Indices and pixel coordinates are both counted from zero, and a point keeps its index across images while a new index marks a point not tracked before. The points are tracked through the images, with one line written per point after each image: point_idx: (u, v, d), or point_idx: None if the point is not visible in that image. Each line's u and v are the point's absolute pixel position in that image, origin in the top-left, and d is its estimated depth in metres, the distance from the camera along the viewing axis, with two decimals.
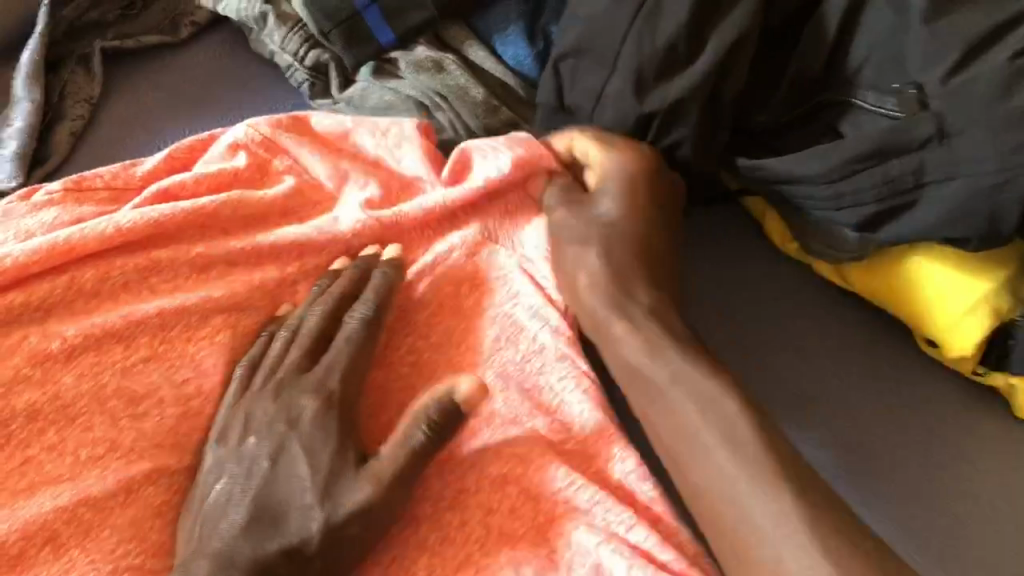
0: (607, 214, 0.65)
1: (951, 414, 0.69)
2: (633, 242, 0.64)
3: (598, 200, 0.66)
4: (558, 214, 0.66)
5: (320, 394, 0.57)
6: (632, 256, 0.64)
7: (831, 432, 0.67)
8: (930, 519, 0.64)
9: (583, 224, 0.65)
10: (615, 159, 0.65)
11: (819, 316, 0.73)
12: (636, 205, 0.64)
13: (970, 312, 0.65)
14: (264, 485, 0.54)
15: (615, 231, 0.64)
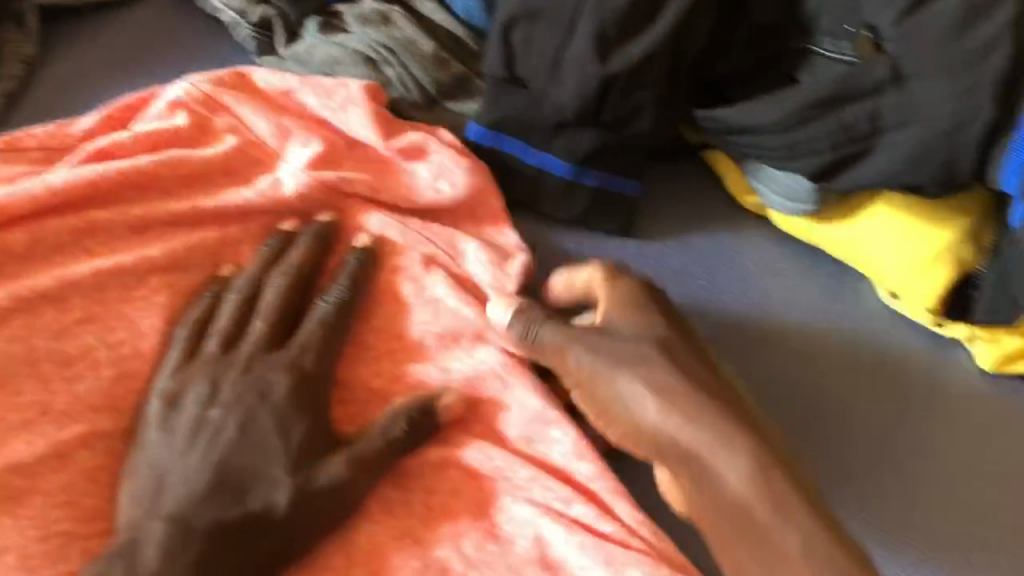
0: (637, 326, 0.58)
1: (916, 377, 0.67)
2: (680, 344, 0.58)
3: (617, 316, 0.59)
4: (582, 340, 0.58)
5: (294, 370, 0.57)
6: (687, 352, 0.58)
7: (789, 385, 0.66)
8: (882, 480, 0.63)
9: (626, 344, 0.57)
10: (624, 275, 0.60)
11: (782, 267, 0.71)
12: (665, 317, 0.59)
13: (930, 265, 0.65)
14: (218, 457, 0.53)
15: (660, 336, 0.58)
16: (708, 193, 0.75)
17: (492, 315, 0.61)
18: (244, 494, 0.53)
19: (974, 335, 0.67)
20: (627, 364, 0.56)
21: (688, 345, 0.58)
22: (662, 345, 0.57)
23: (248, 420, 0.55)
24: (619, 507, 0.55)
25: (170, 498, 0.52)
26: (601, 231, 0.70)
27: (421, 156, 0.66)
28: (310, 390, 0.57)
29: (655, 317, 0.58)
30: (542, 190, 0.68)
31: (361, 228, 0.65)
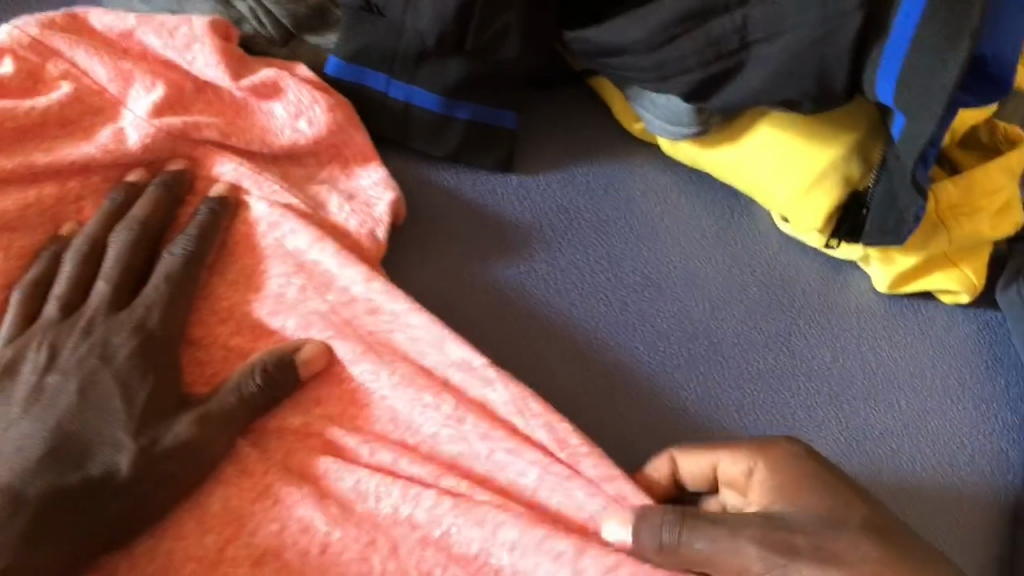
0: (819, 512, 0.47)
1: (807, 303, 0.65)
2: (888, 532, 0.47)
3: (784, 500, 0.48)
4: (758, 538, 0.47)
5: (140, 333, 0.53)
6: (907, 546, 0.46)
7: (673, 315, 0.63)
8: (771, 404, 0.60)
9: (825, 537, 0.46)
10: (786, 448, 0.50)
11: (668, 198, 0.69)
12: (854, 493, 0.48)
13: (815, 187, 0.63)
14: (56, 427, 0.50)
15: (861, 519, 0.47)
16: (595, 119, 0.72)
17: (611, 535, 0.49)
18: (86, 460, 0.49)
19: (868, 256, 0.66)
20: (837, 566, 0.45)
21: (894, 528, 0.47)
22: (869, 530, 0.46)
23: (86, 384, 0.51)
24: (496, 459, 0.52)
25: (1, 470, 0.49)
26: (479, 167, 0.67)
27: (276, 96, 0.62)
28: (156, 349, 0.53)
29: (846, 501, 0.47)
30: (412, 126, 0.65)
31: (216, 170, 0.61)
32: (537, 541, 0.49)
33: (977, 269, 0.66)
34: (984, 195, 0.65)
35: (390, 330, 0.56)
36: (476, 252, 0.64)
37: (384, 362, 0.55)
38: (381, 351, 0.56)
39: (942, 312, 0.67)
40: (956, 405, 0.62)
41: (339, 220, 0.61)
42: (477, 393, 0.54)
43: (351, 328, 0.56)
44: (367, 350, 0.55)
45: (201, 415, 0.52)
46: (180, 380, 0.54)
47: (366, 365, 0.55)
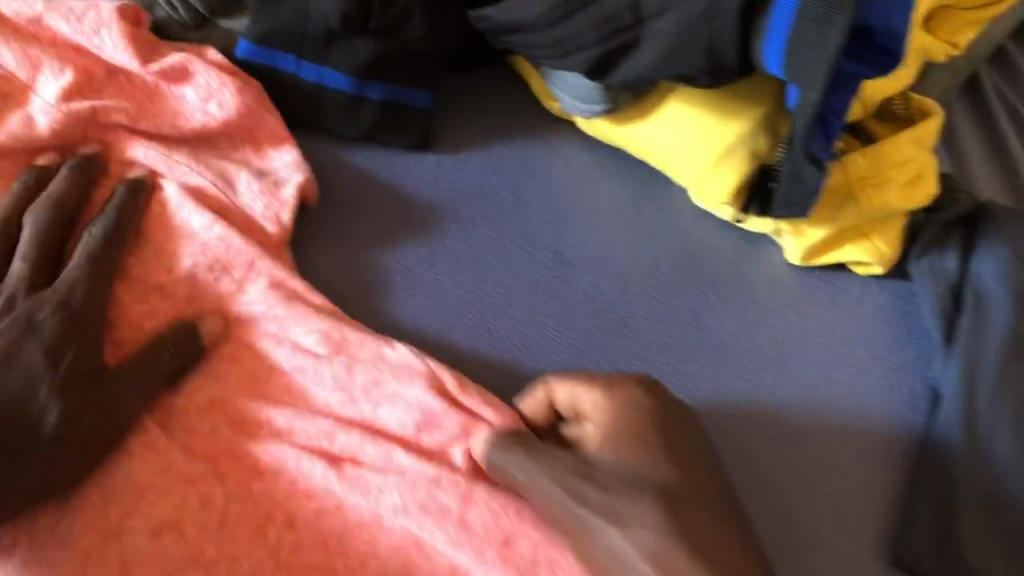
0: (628, 462, 0.49)
1: (718, 277, 0.66)
2: (684, 495, 0.48)
3: (610, 448, 0.50)
4: (568, 482, 0.49)
5: (61, 310, 0.54)
6: (691, 506, 0.47)
7: (585, 289, 0.64)
8: (679, 374, 0.61)
9: (618, 492, 0.48)
10: (627, 399, 0.52)
11: (585, 174, 0.70)
12: (672, 452, 0.50)
13: (721, 162, 0.64)
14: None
15: (661, 482, 0.48)
16: (514, 98, 0.72)
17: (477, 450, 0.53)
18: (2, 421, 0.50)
19: (781, 229, 0.67)
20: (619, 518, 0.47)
21: (690, 488, 0.48)
22: (661, 490, 0.48)
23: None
24: (382, 413, 0.55)
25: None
26: (394, 147, 0.68)
27: (187, 80, 0.63)
28: (65, 328, 0.54)
29: (655, 453, 0.49)
30: (324, 107, 0.66)
31: (128, 154, 0.62)
32: (416, 490, 0.52)
33: (890, 240, 0.66)
34: (894, 165, 0.65)
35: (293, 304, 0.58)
36: (389, 231, 0.65)
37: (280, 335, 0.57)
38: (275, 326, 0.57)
39: (856, 284, 0.68)
40: (864, 373, 0.63)
41: (249, 209, 0.62)
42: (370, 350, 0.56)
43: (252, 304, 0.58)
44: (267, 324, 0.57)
45: (108, 395, 0.53)
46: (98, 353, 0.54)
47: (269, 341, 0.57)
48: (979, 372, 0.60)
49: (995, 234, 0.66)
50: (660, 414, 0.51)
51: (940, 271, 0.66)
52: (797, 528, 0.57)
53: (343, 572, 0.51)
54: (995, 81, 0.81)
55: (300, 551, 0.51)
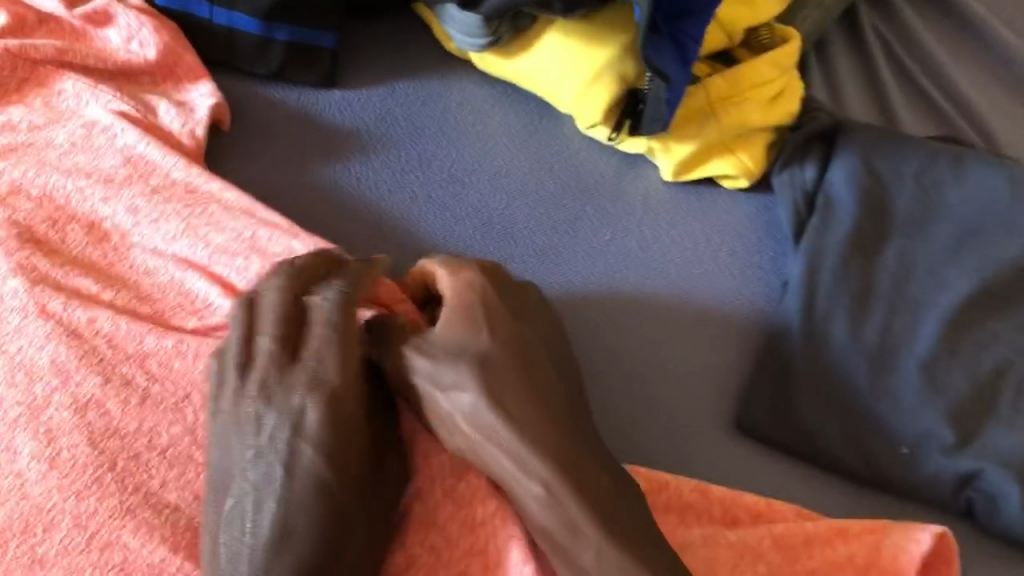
0: (460, 335, 0.56)
1: (596, 191, 0.73)
2: (504, 363, 0.55)
3: (446, 327, 0.57)
4: (414, 364, 0.56)
5: (316, 389, 0.53)
6: (508, 373, 0.55)
7: (472, 205, 0.71)
8: (554, 275, 0.69)
9: (448, 364, 0.55)
10: (465, 283, 0.58)
11: (482, 105, 0.77)
12: (497, 329, 0.57)
13: (593, 86, 0.71)
14: (291, 457, 0.51)
15: (484, 353, 0.55)
16: (418, 40, 0.79)
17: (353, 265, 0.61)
18: (266, 489, 0.51)
19: (653, 148, 0.74)
20: (446, 381, 0.55)
21: (510, 357, 0.55)
22: (483, 362, 0.55)
23: (224, 433, 0.53)
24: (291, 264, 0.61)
25: (250, 493, 0.51)
26: (304, 84, 0.75)
27: (109, 24, 0.71)
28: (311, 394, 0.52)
29: (485, 324, 0.57)
30: (236, 48, 0.73)
31: (58, 79, 0.69)
32: None
33: (752, 155, 0.73)
34: (751, 86, 0.72)
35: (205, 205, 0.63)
36: (299, 156, 0.71)
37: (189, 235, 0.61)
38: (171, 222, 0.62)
39: (723, 197, 0.74)
40: (722, 272, 0.70)
41: (167, 125, 0.68)
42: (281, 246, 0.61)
43: (161, 203, 0.63)
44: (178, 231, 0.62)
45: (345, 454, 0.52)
46: (347, 428, 0.53)
47: (183, 243, 0.61)
48: (821, 264, 0.68)
49: (847, 147, 0.73)
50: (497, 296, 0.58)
51: (798, 180, 0.72)
52: (655, 403, 0.64)
53: None
54: (872, 20, 0.87)
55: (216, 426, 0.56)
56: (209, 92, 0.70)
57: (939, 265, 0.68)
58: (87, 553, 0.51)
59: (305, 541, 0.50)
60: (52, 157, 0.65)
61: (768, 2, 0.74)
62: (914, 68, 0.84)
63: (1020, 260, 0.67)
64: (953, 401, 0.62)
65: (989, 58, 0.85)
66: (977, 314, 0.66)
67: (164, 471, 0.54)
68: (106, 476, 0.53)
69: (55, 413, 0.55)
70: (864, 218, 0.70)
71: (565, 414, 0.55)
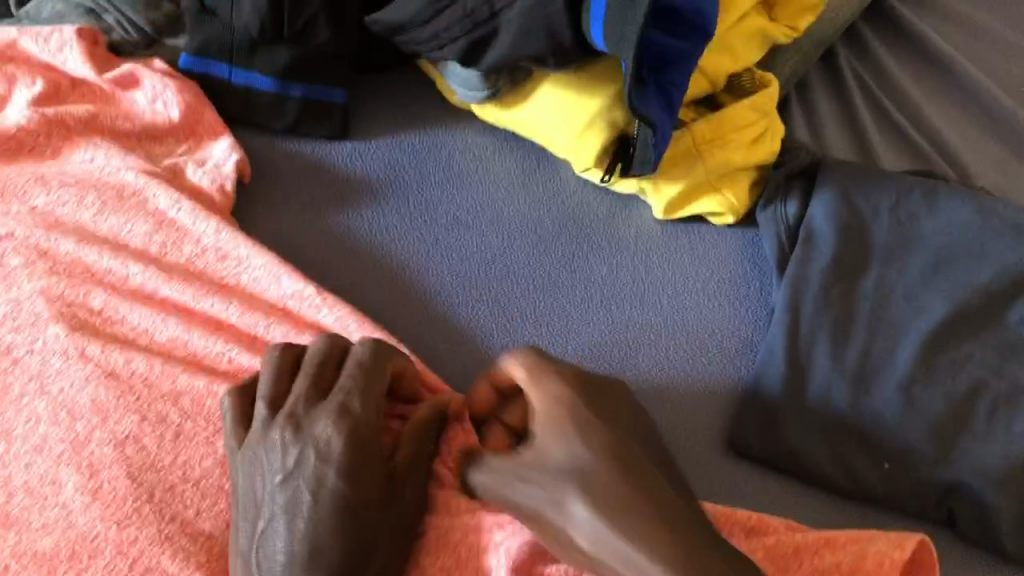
0: (559, 448, 0.55)
1: (593, 230, 0.78)
2: (604, 471, 0.54)
3: (540, 439, 0.57)
4: (514, 481, 0.56)
5: (344, 418, 0.57)
6: (613, 483, 0.53)
7: (476, 246, 0.76)
8: (552, 310, 0.74)
9: (548, 477, 0.55)
10: (550, 389, 0.58)
11: (485, 152, 0.82)
12: (591, 434, 0.55)
13: (586, 132, 0.76)
14: (317, 481, 0.55)
15: (587, 468, 0.54)
16: (423, 92, 0.84)
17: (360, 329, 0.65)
18: (299, 509, 0.55)
19: (644, 188, 0.79)
20: (555, 500, 0.54)
21: (610, 464, 0.54)
22: (581, 474, 0.54)
23: (252, 465, 0.57)
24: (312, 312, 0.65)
25: (281, 516, 0.55)
26: (317, 137, 0.80)
27: (136, 86, 0.76)
28: (340, 421, 0.57)
29: (580, 431, 0.56)
30: (254, 105, 0.78)
31: (82, 147, 0.73)
32: None
33: (737, 193, 0.78)
34: (734, 129, 0.77)
35: (236, 272, 0.67)
36: (314, 205, 0.76)
37: (219, 295, 0.65)
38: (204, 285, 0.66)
39: (711, 232, 0.79)
40: (712, 302, 0.75)
41: (194, 182, 0.73)
42: (313, 314, 0.65)
43: (195, 274, 0.67)
44: (210, 290, 0.66)
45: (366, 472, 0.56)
46: (371, 462, 0.56)
47: (214, 301, 0.65)
48: (804, 292, 0.72)
49: (827, 183, 0.78)
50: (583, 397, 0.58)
51: (781, 216, 0.77)
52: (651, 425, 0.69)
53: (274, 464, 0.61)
54: (850, 62, 0.92)
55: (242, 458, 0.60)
56: (229, 146, 0.75)
57: (915, 292, 0.73)
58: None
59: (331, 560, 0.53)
60: (88, 219, 0.69)
61: (748, 50, 0.80)
62: (890, 106, 0.89)
63: (988, 286, 0.72)
64: (930, 418, 0.67)
65: (961, 95, 0.90)
66: (951, 337, 0.71)
67: (198, 502, 0.58)
68: (143, 507, 0.57)
69: (96, 448, 0.59)
70: (844, 250, 0.74)
71: (683, 511, 0.52)
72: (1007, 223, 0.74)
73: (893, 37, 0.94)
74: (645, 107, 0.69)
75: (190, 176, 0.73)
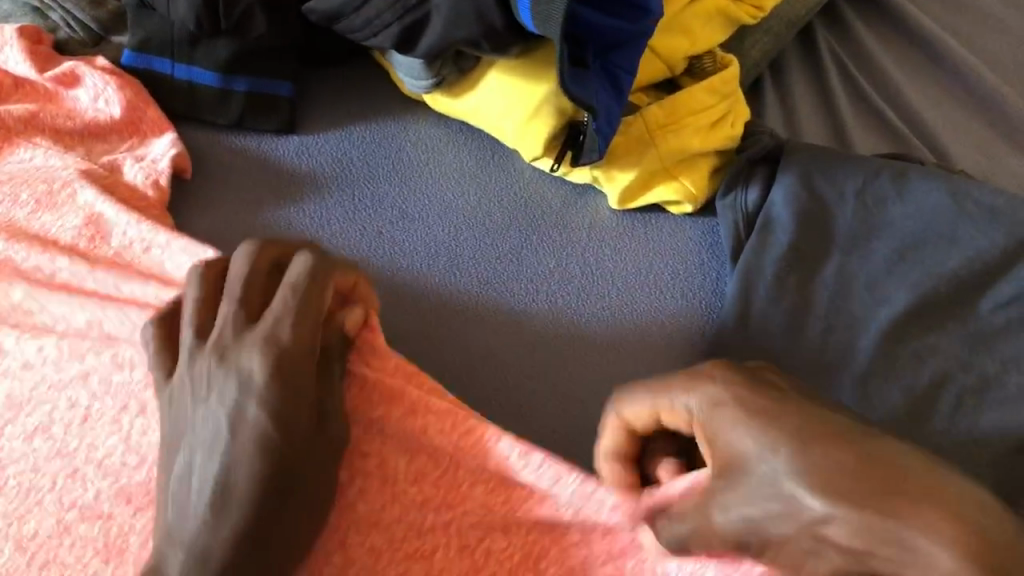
0: (753, 447, 0.47)
1: (544, 221, 0.76)
2: (826, 458, 0.45)
3: (718, 448, 0.49)
4: (711, 507, 0.49)
5: (269, 346, 0.54)
6: (850, 465, 0.45)
7: (421, 240, 0.74)
8: (495, 304, 0.71)
9: (754, 485, 0.47)
10: (710, 399, 0.50)
11: (436, 144, 0.79)
12: (781, 421, 0.47)
13: (533, 119, 0.73)
14: (236, 415, 0.53)
15: (812, 457, 0.45)
16: (377, 83, 0.82)
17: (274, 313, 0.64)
18: (216, 452, 0.53)
19: (597, 177, 0.76)
20: (783, 507, 0.45)
21: (832, 448, 0.45)
22: (806, 473, 0.45)
23: (177, 396, 0.57)
24: None
25: (195, 462, 0.54)
26: (263, 131, 0.78)
27: (78, 84, 0.76)
28: (262, 349, 0.54)
29: (763, 422, 0.48)
30: (197, 100, 0.77)
31: (21, 148, 0.73)
32: None
33: (694, 180, 0.75)
34: (688, 113, 0.74)
35: (160, 261, 0.67)
36: (255, 200, 0.75)
37: (139, 279, 0.65)
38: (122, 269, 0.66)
39: (670, 222, 0.76)
40: (664, 294, 0.72)
41: (132, 179, 0.72)
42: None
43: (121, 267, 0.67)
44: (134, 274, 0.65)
45: (285, 400, 0.53)
46: (303, 398, 0.54)
47: (134, 284, 0.65)
48: (758, 280, 0.69)
49: (790, 166, 0.74)
50: (745, 378, 0.51)
51: (739, 205, 0.73)
52: (591, 424, 0.66)
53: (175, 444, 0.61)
54: (829, 42, 0.87)
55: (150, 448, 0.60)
56: (169, 141, 0.74)
57: (878, 280, 0.69)
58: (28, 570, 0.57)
59: (239, 510, 0.52)
60: (22, 217, 0.69)
61: (706, 32, 0.76)
62: (867, 87, 0.85)
63: (957, 274, 0.68)
64: (885, 412, 0.63)
65: (945, 76, 0.85)
66: (913, 328, 0.67)
67: (98, 483, 0.59)
68: (46, 497, 0.59)
69: (8, 442, 0.61)
70: (802, 236, 0.71)
71: (939, 474, 0.44)
72: (981, 208, 0.70)
73: (874, 14, 0.89)
74: (582, 93, 0.66)
75: (130, 174, 0.72)
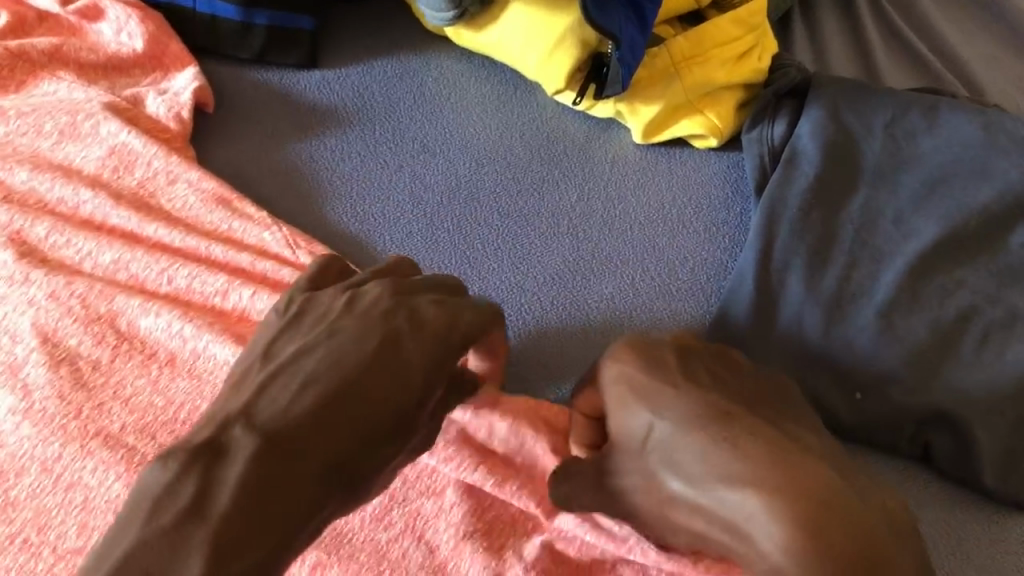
0: (638, 417, 0.52)
1: (566, 156, 0.75)
2: (686, 431, 0.50)
3: (615, 420, 0.54)
4: (610, 467, 0.54)
5: (443, 308, 0.56)
6: (701, 431, 0.49)
7: (441, 173, 0.74)
8: (514, 238, 0.71)
9: (626, 453, 0.53)
10: (611, 375, 0.55)
11: (457, 78, 0.79)
12: (665, 391, 0.52)
13: (556, 49, 0.72)
14: (385, 337, 0.52)
15: (670, 429, 0.50)
16: (400, 18, 0.82)
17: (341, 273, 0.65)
18: (341, 364, 0.50)
19: (621, 111, 0.75)
20: (649, 468, 0.51)
21: (704, 418, 0.50)
22: (665, 442, 0.50)
23: (302, 312, 0.55)
24: (252, 233, 0.66)
25: (307, 358, 0.51)
26: (287, 66, 0.78)
27: (101, 18, 0.76)
28: (439, 306, 0.56)
29: (665, 394, 0.52)
30: (219, 35, 0.77)
31: (47, 81, 0.73)
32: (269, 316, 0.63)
33: (719, 114, 0.73)
34: (715, 45, 0.72)
35: (183, 199, 0.68)
36: (276, 134, 0.75)
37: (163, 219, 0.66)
38: (152, 213, 0.67)
39: (693, 156, 0.75)
40: (684, 229, 0.72)
41: (154, 114, 0.72)
42: (253, 237, 0.66)
43: (143, 201, 0.68)
44: (157, 216, 0.67)
45: (428, 349, 0.53)
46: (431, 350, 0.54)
47: (159, 226, 0.66)
48: (782, 214, 0.68)
49: (817, 99, 0.72)
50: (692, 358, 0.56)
51: (766, 138, 0.72)
52: None
53: (194, 379, 0.61)
54: None
55: (174, 382, 0.62)
56: (193, 74, 0.74)
57: (905, 214, 0.68)
58: (53, 493, 0.58)
59: None
60: (46, 148, 0.70)
61: None
62: (900, 20, 0.82)
63: (987, 207, 0.66)
64: (909, 345, 0.63)
65: (981, 10, 0.83)
66: (940, 261, 0.66)
67: (124, 417, 0.60)
68: (70, 424, 0.60)
69: (33, 370, 0.61)
70: (828, 169, 0.69)
71: (776, 436, 0.48)
72: (1014, 140, 0.68)
73: None
74: (605, 21, 0.66)
75: (151, 107, 0.73)
